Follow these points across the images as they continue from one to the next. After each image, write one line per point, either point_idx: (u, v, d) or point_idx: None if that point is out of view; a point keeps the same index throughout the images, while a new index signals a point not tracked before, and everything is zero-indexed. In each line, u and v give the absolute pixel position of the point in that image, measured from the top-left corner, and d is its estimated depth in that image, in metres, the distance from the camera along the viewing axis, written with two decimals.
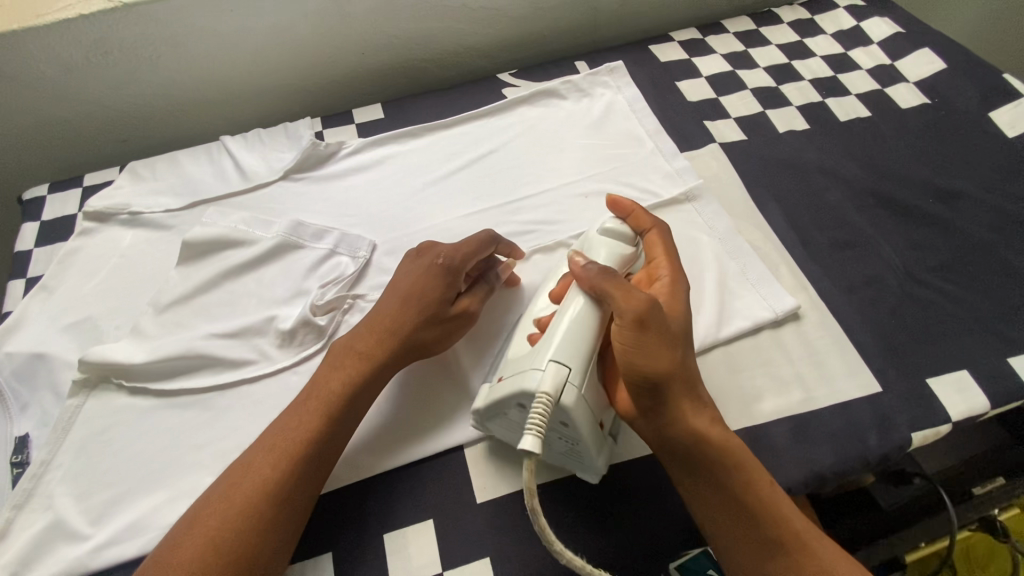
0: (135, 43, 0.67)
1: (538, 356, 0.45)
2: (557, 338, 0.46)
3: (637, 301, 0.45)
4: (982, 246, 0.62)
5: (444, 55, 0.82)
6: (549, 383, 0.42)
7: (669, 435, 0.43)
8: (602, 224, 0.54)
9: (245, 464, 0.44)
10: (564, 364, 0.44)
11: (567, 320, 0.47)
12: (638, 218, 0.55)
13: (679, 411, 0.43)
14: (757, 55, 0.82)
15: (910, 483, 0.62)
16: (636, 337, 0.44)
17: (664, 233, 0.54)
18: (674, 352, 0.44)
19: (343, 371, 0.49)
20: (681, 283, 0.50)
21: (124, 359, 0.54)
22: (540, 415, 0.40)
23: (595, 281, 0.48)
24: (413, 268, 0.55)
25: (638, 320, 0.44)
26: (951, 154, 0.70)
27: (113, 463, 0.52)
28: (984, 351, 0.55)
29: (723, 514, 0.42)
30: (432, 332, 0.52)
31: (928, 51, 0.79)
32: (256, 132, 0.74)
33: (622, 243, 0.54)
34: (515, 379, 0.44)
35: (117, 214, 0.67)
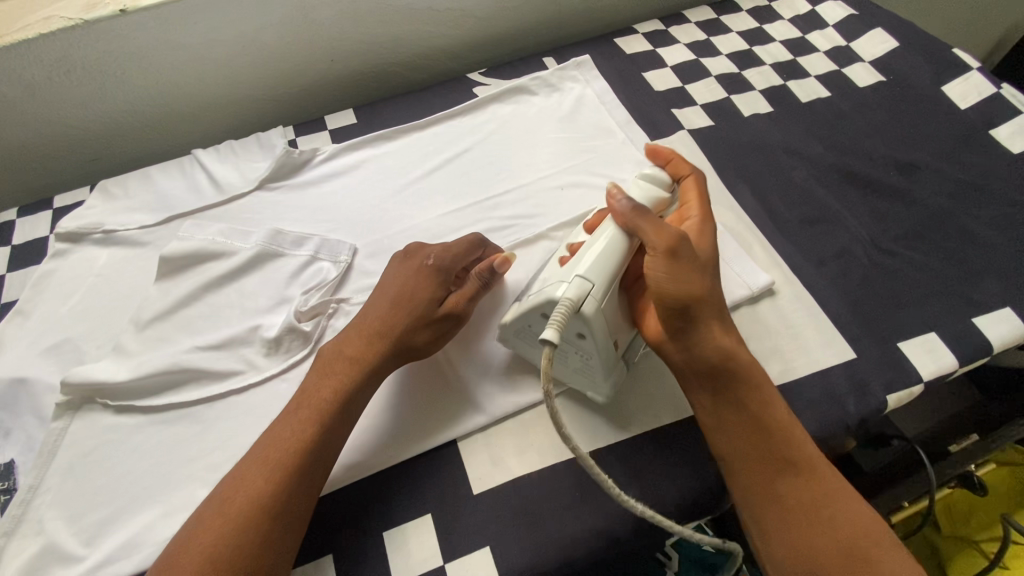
0: (98, 60, 0.66)
1: (568, 270, 0.47)
2: (586, 258, 0.48)
3: (668, 235, 0.46)
4: (941, 214, 0.65)
5: (413, 58, 0.83)
6: (574, 292, 0.44)
7: (697, 357, 0.45)
8: (641, 172, 0.56)
9: (235, 479, 0.44)
10: (588, 280, 0.45)
11: (598, 247, 0.48)
12: (676, 165, 0.57)
13: (707, 334, 0.45)
14: (719, 43, 0.85)
15: (889, 445, 0.64)
16: (668, 267, 0.45)
17: (698, 180, 0.56)
18: (704, 281, 0.46)
19: (333, 378, 0.49)
20: (708, 224, 0.52)
21: (107, 378, 0.54)
22: (561, 315, 0.43)
23: (631, 216, 0.48)
24: (401, 271, 0.55)
25: (670, 251, 0.46)
26: (908, 128, 0.73)
27: (103, 483, 0.51)
28: (950, 312, 0.58)
29: (743, 434, 0.44)
30: (423, 334, 0.52)
31: (881, 31, 0.82)
32: (228, 143, 0.74)
33: (661, 188, 0.55)
34: (545, 288, 0.47)
35: (90, 233, 0.66)
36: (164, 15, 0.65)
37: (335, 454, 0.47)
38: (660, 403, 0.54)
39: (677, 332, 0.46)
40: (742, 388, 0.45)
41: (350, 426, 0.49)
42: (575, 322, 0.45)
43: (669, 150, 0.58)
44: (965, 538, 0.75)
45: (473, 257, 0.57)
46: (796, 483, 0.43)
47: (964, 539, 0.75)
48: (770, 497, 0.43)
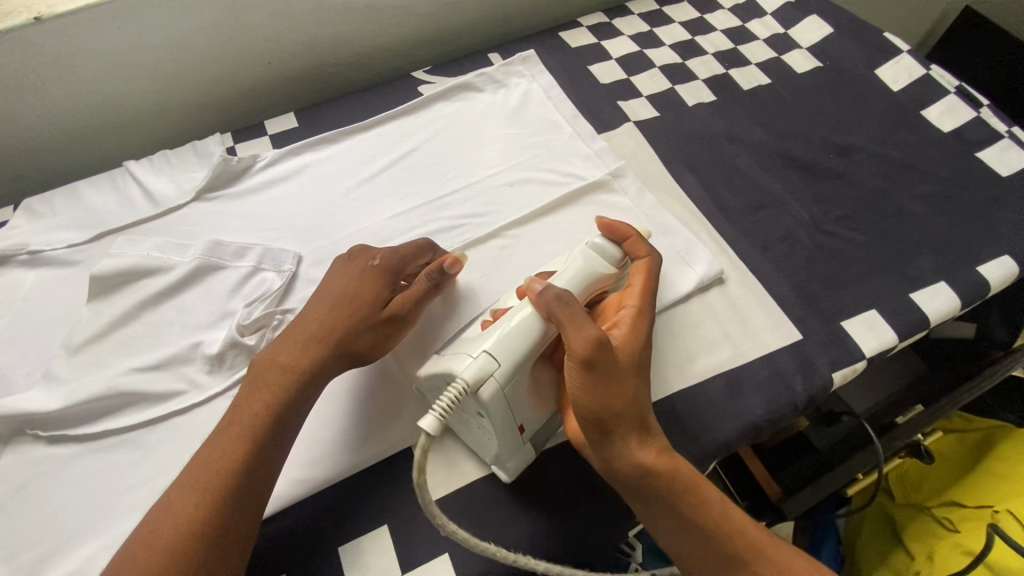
0: (14, 72, 0.62)
1: (477, 343, 0.45)
2: (498, 333, 0.45)
3: (586, 339, 0.43)
4: (878, 194, 0.67)
5: (354, 57, 0.81)
6: (473, 371, 0.42)
7: (616, 471, 0.44)
8: (591, 240, 0.53)
9: (164, 508, 0.42)
10: (493, 358, 0.43)
11: (512, 322, 0.46)
12: (633, 244, 0.53)
13: (628, 447, 0.43)
14: (662, 34, 0.85)
15: (839, 422, 0.68)
16: (584, 377, 0.43)
17: (653, 264, 0.53)
18: (620, 385, 0.44)
19: (265, 392, 0.47)
20: (646, 318, 0.48)
21: (38, 408, 0.51)
22: (450, 400, 0.41)
23: (547, 308, 0.45)
24: (344, 271, 0.54)
25: (584, 361, 0.43)
26: (845, 111, 0.75)
27: (38, 518, 0.48)
28: (889, 288, 0.60)
29: (680, 541, 0.44)
30: (366, 337, 0.51)
31: (816, 18, 0.84)
32: (162, 153, 0.71)
33: (606, 263, 0.52)
34: (447, 361, 0.45)
35: (15, 254, 0.62)
36: (85, 23, 0.62)
37: (273, 474, 0.45)
38: None
39: (598, 446, 0.44)
40: (670, 499, 0.43)
41: (287, 442, 0.47)
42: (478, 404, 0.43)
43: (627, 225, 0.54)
44: (918, 504, 0.75)
45: (419, 259, 0.57)
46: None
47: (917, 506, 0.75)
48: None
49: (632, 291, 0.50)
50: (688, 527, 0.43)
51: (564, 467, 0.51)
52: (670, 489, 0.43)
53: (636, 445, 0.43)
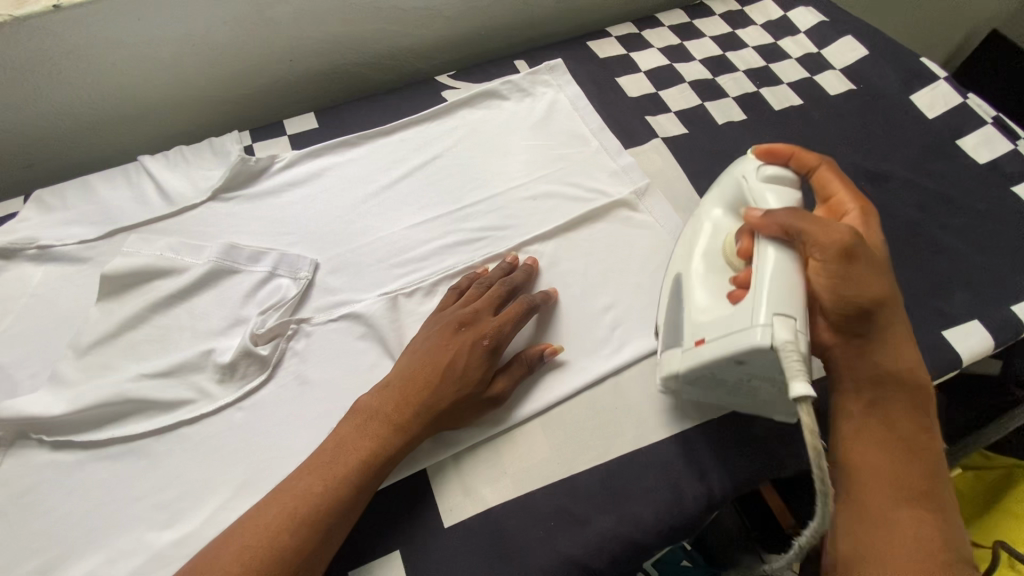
0: (32, 59, 0.60)
1: (751, 311, 0.43)
2: (764, 291, 0.44)
3: (841, 232, 0.45)
4: (911, 225, 0.65)
5: (379, 59, 0.79)
6: (785, 334, 0.41)
7: (870, 363, 0.48)
8: (760, 171, 0.53)
9: (250, 520, 0.42)
10: (789, 316, 0.42)
11: (771, 269, 0.45)
12: (800, 158, 0.54)
13: (882, 346, 0.48)
14: (692, 48, 0.83)
15: None
16: (843, 270, 0.45)
17: (832, 166, 0.54)
18: (883, 280, 0.47)
19: (370, 439, 0.46)
20: (869, 216, 0.52)
21: (41, 412, 0.49)
22: (798, 367, 0.40)
23: (786, 224, 0.46)
24: (449, 338, 0.51)
25: (845, 252, 0.45)
26: (878, 137, 0.73)
27: (39, 527, 0.47)
28: (921, 325, 0.58)
29: (877, 437, 0.47)
30: (466, 413, 0.50)
31: (850, 38, 0.82)
32: (178, 149, 0.69)
33: (789, 189, 0.52)
34: (728, 340, 0.44)
35: (25, 249, 0.60)
36: (107, 12, 0.60)
37: (359, 514, 0.46)
38: (625, 427, 0.53)
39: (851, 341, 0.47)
40: (896, 396, 0.47)
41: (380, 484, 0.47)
42: (776, 364, 0.43)
43: (782, 146, 0.55)
44: None
45: (520, 324, 0.54)
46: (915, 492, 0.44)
47: None
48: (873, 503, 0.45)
49: (840, 196, 0.53)
50: (892, 428, 0.46)
51: (583, 497, 0.49)
52: (899, 391, 0.47)
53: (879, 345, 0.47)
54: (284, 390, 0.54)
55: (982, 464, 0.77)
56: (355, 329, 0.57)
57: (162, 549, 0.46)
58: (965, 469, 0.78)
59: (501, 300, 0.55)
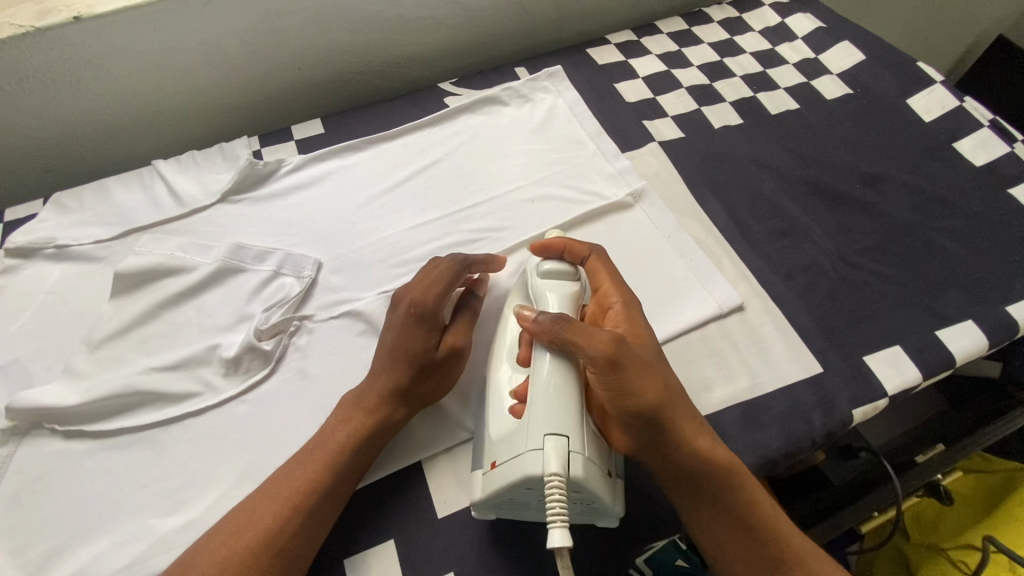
0: (51, 68, 0.63)
1: (527, 434, 0.43)
2: (540, 410, 0.44)
3: (604, 343, 0.44)
4: (906, 226, 0.66)
5: (383, 66, 0.82)
6: (553, 461, 0.41)
7: (674, 467, 0.45)
8: (538, 270, 0.54)
9: (246, 507, 0.44)
10: (561, 434, 0.42)
11: (545, 386, 0.45)
12: (573, 250, 0.55)
13: (674, 445, 0.45)
14: (690, 54, 0.85)
15: (856, 458, 0.68)
16: (616, 379, 0.44)
17: (601, 255, 0.55)
18: (656, 379, 0.46)
19: (346, 425, 0.48)
20: (632, 304, 0.52)
21: (55, 402, 0.51)
22: (558, 501, 0.39)
23: (552, 333, 0.46)
24: (389, 326, 0.52)
25: (612, 362, 0.44)
26: (874, 141, 0.74)
27: (51, 512, 0.49)
28: (914, 325, 0.58)
29: (725, 531, 0.45)
30: (428, 379, 0.50)
31: (847, 44, 0.83)
32: (189, 154, 0.72)
33: (567, 282, 0.53)
34: (511, 466, 0.43)
35: (42, 248, 0.63)
36: (125, 23, 0.63)
37: (348, 496, 0.47)
38: None
39: (648, 447, 0.45)
40: (715, 485, 0.45)
41: (367, 463, 0.49)
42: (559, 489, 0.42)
43: (558, 238, 0.57)
44: (935, 546, 0.73)
45: (459, 280, 0.54)
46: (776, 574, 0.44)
47: (933, 547, 0.73)
48: None
49: (605, 289, 0.52)
50: (727, 514, 0.45)
51: None
52: (713, 480, 0.45)
53: (674, 444, 0.45)
54: (286, 383, 0.56)
55: (982, 467, 0.77)
56: (355, 326, 0.59)
57: (166, 535, 0.48)
58: (965, 472, 0.78)
59: (433, 268, 0.54)
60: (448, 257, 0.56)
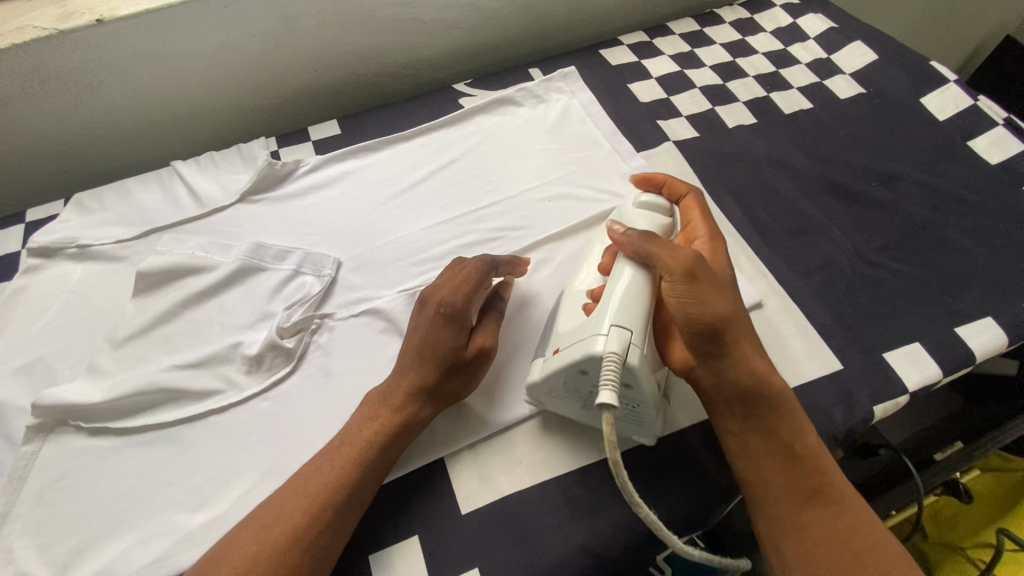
0: (73, 70, 0.64)
1: (597, 320, 0.45)
2: (612, 304, 0.46)
3: (686, 255, 0.46)
4: (922, 224, 0.66)
5: (398, 68, 0.82)
6: (614, 344, 0.43)
7: (727, 387, 0.46)
8: (636, 199, 0.56)
9: (273, 504, 0.45)
10: (626, 328, 0.44)
11: (623, 285, 0.47)
12: (672, 186, 0.59)
13: (734, 362, 0.45)
14: (702, 55, 0.85)
15: (877, 455, 0.66)
16: (689, 289, 0.46)
17: (698, 198, 0.57)
18: (728, 299, 0.47)
19: (372, 423, 0.48)
20: (719, 241, 0.53)
21: (80, 400, 0.52)
22: (613, 374, 0.41)
23: (637, 246, 0.48)
24: (417, 322, 0.53)
25: (689, 272, 0.46)
26: (889, 140, 0.74)
27: (78, 509, 0.49)
28: (932, 322, 0.58)
29: (770, 461, 0.45)
30: (456, 379, 0.51)
31: (859, 44, 0.84)
32: (208, 155, 0.72)
33: (660, 214, 0.54)
34: (573, 347, 0.45)
35: (64, 248, 0.64)
36: (145, 25, 0.64)
37: (374, 494, 0.48)
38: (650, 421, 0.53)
39: (707, 360, 0.46)
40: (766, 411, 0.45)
41: (393, 462, 0.49)
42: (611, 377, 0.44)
43: (660, 176, 0.60)
44: (952, 544, 0.74)
45: (487, 281, 0.54)
46: (817, 506, 0.44)
47: (949, 545, 0.73)
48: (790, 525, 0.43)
49: (694, 224, 0.55)
50: (773, 442, 0.45)
51: (596, 487, 0.50)
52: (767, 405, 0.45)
53: (733, 362, 0.45)
54: (308, 380, 0.56)
55: (1001, 466, 0.77)
56: (376, 324, 0.59)
57: (191, 531, 0.48)
58: (984, 470, 0.77)
59: (461, 268, 0.55)
60: (475, 257, 0.56)
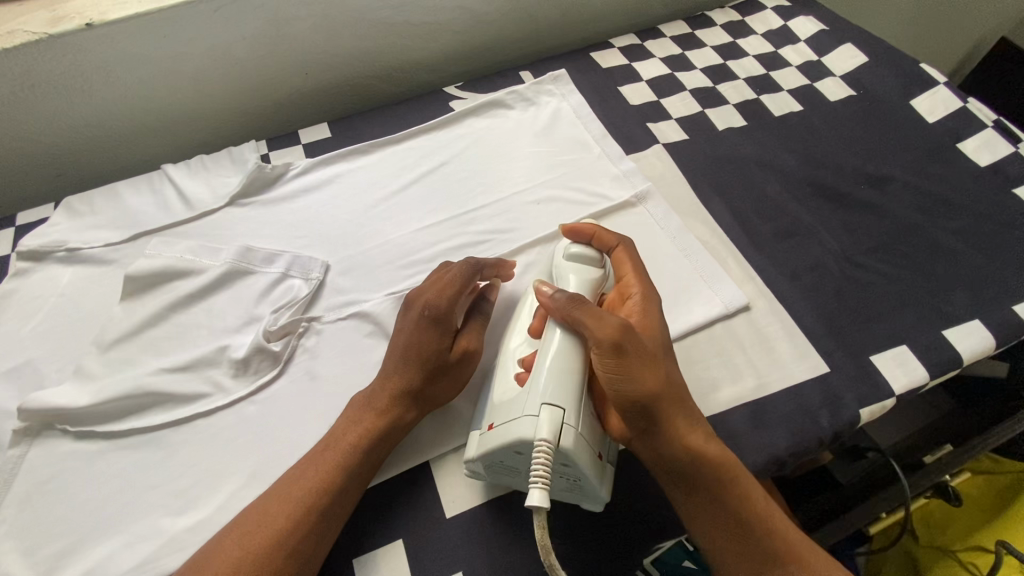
0: (62, 74, 0.64)
1: (528, 399, 0.44)
2: (543, 380, 0.45)
3: (612, 328, 0.45)
4: (911, 226, 0.66)
5: (390, 71, 0.83)
6: (545, 429, 0.42)
7: (665, 460, 0.45)
8: (566, 252, 0.56)
9: (257, 508, 0.45)
10: (557, 406, 0.43)
11: (552, 358, 0.46)
12: (600, 238, 0.57)
13: (670, 436, 0.45)
14: (693, 57, 0.85)
15: (864, 458, 0.68)
16: (618, 364, 0.45)
17: (629, 248, 0.56)
18: (658, 369, 0.46)
19: (357, 426, 0.48)
20: (651, 298, 0.52)
21: (67, 403, 0.52)
22: (544, 466, 0.40)
23: (566, 313, 0.48)
24: (401, 326, 0.53)
25: (616, 346, 0.45)
26: (878, 142, 0.74)
27: (63, 512, 0.49)
28: (920, 324, 0.58)
29: (719, 530, 0.45)
30: (440, 382, 0.51)
31: (850, 46, 0.84)
32: (199, 158, 0.73)
33: (589, 267, 0.55)
34: (505, 429, 0.44)
35: (54, 251, 0.64)
36: (136, 30, 0.64)
37: (359, 498, 0.48)
38: None
39: (644, 435, 0.45)
40: (709, 481, 0.44)
41: (379, 465, 0.49)
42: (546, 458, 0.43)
43: (588, 224, 0.58)
44: (941, 547, 0.74)
45: (472, 284, 0.54)
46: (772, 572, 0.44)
47: (939, 548, 0.73)
48: None
49: (627, 280, 0.54)
50: (721, 512, 0.44)
51: None
52: (709, 477, 0.44)
53: (670, 435, 0.44)
54: (295, 383, 0.56)
55: (991, 469, 0.77)
56: (363, 328, 0.59)
57: (176, 535, 0.48)
58: (974, 473, 0.77)
59: (446, 271, 0.55)
60: (461, 260, 0.56)
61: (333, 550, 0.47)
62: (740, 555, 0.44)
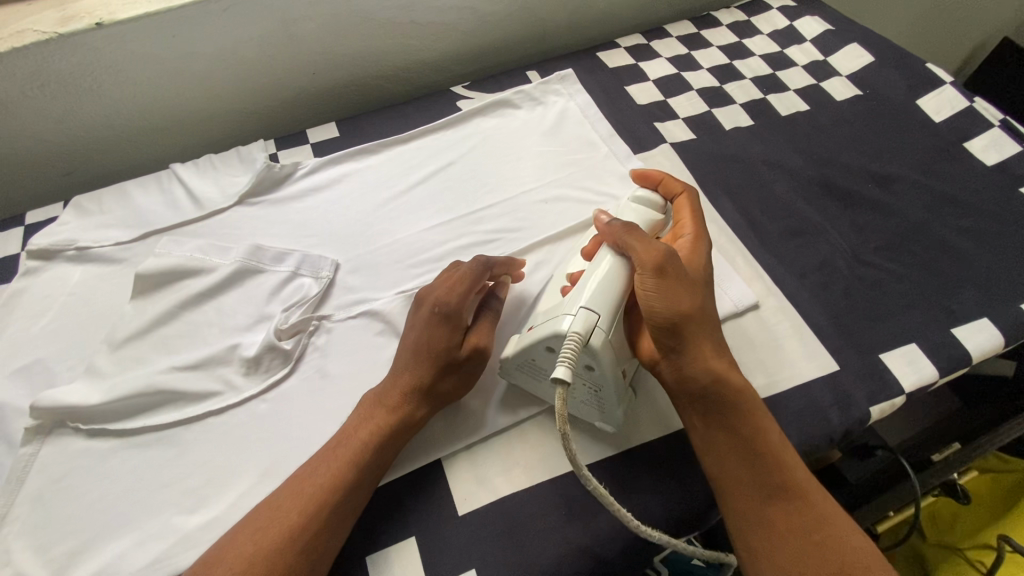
0: (71, 73, 0.64)
1: (569, 302, 0.48)
2: (586, 289, 0.48)
3: (655, 251, 0.48)
4: (919, 225, 0.66)
5: (397, 70, 0.83)
6: (579, 325, 0.45)
7: (688, 381, 0.46)
8: (632, 194, 0.58)
9: (269, 504, 0.45)
10: (594, 311, 0.46)
11: (599, 275, 0.49)
12: (667, 184, 0.59)
13: (694, 355, 0.46)
14: (699, 57, 0.86)
15: (873, 456, 0.67)
16: (657, 283, 0.47)
17: (692, 197, 0.57)
18: (695, 295, 0.47)
19: (368, 423, 0.49)
20: (702, 240, 0.53)
21: (79, 402, 0.52)
22: (572, 350, 0.44)
23: (617, 237, 0.50)
24: (413, 322, 0.53)
25: (658, 268, 0.47)
26: (885, 141, 0.74)
27: (76, 511, 0.49)
28: (929, 323, 0.59)
29: (727, 454, 0.45)
30: (450, 379, 0.51)
31: (856, 46, 0.84)
32: (207, 157, 0.73)
33: (651, 211, 0.57)
34: (546, 323, 0.48)
35: (64, 250, 0.64)
36: (144, 29, 0.64)
37: (370, 495, 0.48)
38: (646, 422, 0.54)
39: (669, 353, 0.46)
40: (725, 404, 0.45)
41: (390, 462, 0.49)
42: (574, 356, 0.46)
43: (658, 173, 0.61)
44: (951, 545, 0.73)
45: (483, 281, 0.54)
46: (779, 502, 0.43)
47: (949, 547, 0.73)
48: (749, 521, 0.43)
49: (681, 223, 0.55)
50: (734, 436, 0.45)
51: (591, 489, 0.51)
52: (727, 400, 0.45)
53: (694, 354, 0.46)
54: (306, 382, 0.56)
55: (998, 467, 0.77)
56: (374, 326, 0.60)
57: (189, 532, 0.48)
58: (981, 471, 0.77)
59: (457, 268, 0.55)
60: (472, 257, 0.56)
61: (343, 548, 0.47)
62: (745, 482, 0.44)
